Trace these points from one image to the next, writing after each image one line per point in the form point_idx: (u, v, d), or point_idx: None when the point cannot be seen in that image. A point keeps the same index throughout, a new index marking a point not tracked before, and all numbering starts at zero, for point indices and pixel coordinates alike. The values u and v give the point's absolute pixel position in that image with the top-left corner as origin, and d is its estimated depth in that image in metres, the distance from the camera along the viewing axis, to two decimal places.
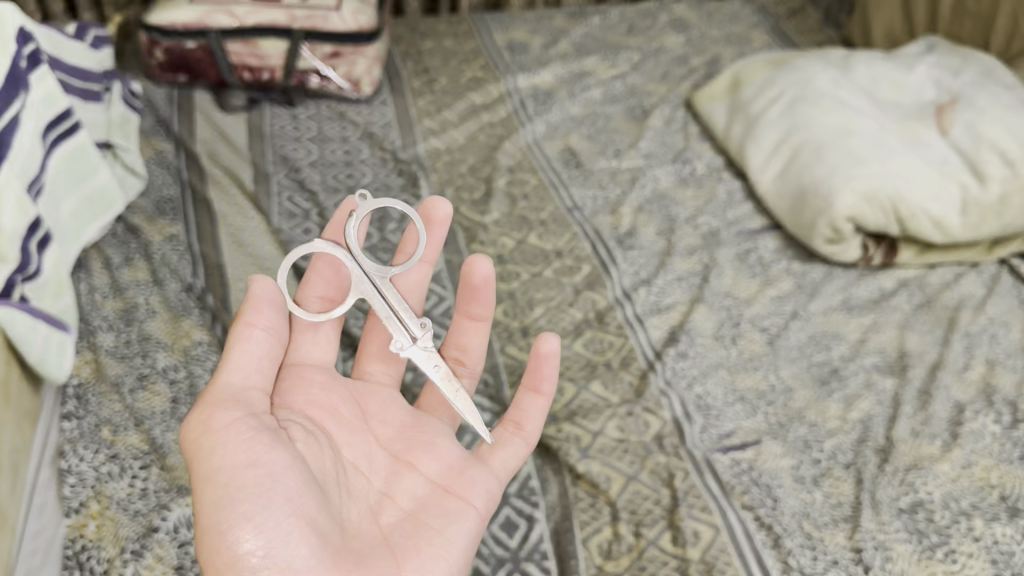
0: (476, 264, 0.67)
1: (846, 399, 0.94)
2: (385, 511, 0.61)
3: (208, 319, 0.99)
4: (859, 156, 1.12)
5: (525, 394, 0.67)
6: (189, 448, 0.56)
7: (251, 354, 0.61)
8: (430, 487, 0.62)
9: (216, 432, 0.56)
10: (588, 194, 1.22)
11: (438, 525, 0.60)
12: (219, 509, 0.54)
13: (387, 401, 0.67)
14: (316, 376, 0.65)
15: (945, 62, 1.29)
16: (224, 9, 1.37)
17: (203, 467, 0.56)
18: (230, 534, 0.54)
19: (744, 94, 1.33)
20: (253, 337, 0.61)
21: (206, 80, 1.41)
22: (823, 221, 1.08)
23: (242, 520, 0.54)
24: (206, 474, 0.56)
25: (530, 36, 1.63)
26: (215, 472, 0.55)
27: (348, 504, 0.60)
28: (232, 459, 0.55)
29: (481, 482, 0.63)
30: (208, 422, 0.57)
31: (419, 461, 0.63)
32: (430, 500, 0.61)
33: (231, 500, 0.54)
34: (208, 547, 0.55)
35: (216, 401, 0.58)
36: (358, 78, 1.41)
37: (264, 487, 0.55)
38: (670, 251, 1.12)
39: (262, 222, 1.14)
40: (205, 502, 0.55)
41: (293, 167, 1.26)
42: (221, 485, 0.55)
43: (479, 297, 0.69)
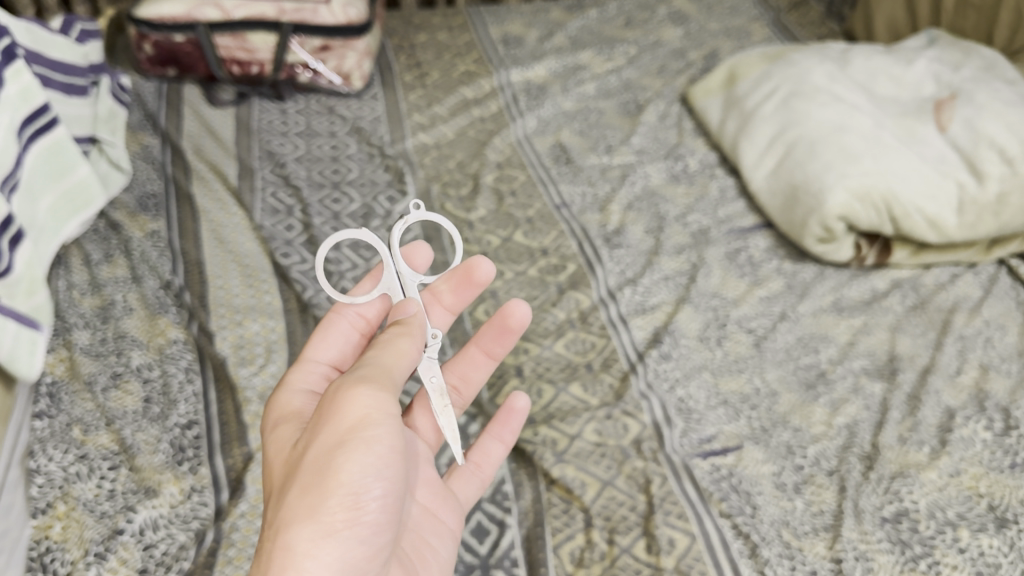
0: (518, 309, 0.72)
1: (832, 404, 0.91)
2: None
3: (184, 317, 0.98)
4: (853, 153, 1.09)
5: (489, 440, 0.73)
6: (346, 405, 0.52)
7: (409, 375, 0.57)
8: (420, 509, 0.64)
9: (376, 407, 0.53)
10: (577, 191, 1.21)
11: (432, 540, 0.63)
12: (360, 477, 0.51)
13: None
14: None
15: (945, 57, 1.25)
16: (212, 2, 1.35)
17: (359, 432, 0.52)
18: (362, 504, 0.51)
19: (739, 88, 1.30)
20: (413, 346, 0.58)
21: (196, 74, 1.40)
22: (815, 219, 1.05)
23: (372, 497, 0.52)
24: (362, 442, 0.51)
25: (525, 29, 1.60)
26: (376, 444, 0.52)
27: None
28: (389, 444, 0.53)
29: (456, 512, 0.67)
30: (382, 397, 0.53)
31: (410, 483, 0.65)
32: (423, 519, 0.64)
33: (379, 472, 0.52)
34: (330, 505, 0.50)
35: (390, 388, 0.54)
36: (348, 72, 1.39)
37: (394, 476, 0.53)
38: (657, 250, 1.10)
39: (245, 219, 1.13)
40: (348, 463, 0.51)
41: (279, 163, 1.25)
42: (368, 456, 0.51)
43: (504, 339, 0.75)
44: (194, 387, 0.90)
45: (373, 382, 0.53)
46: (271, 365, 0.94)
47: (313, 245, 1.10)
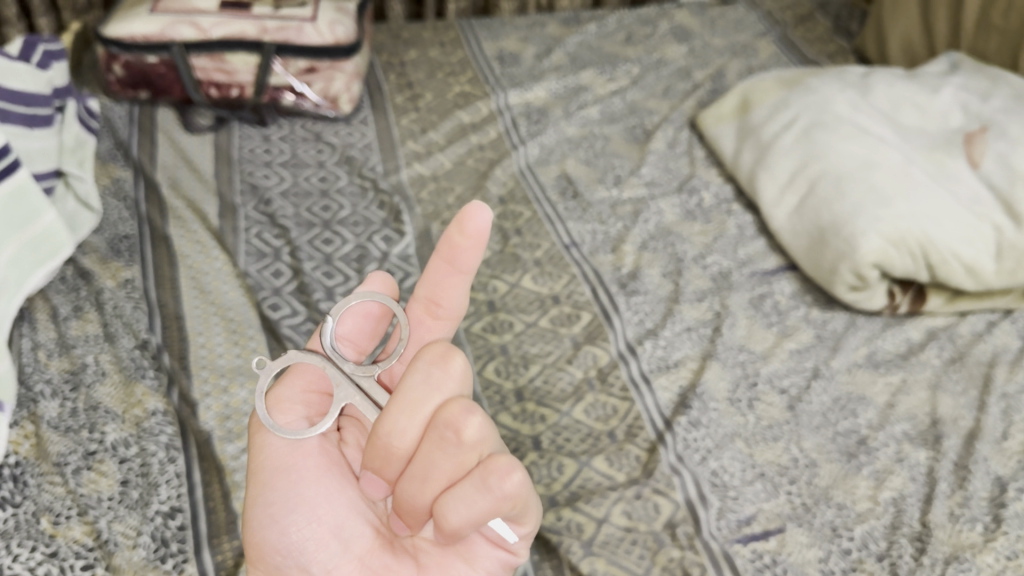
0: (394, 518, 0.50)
1: (876, 476, 0.84)
2: None
3: (163, 383, 0.89)
4: (884, 193, 1.01)
5: None
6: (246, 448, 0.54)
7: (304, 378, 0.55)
8: None
9: (261, 435, 0.53)
10: (587, 228, 1.13)
11: None
12: (255, 506, 0.51)
13: None
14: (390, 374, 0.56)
15: (972, 84, 1.17)
16: (189, 20, 1.25)
17: (250, 469, 0.53)
18: (261, 532, 0.51)
19: (753, 116, 1.22)
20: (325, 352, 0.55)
21: (170, 97, 1.29)
22: (846, 267, 0.98)
23: (268, 520, 0.50)
24: (252, 477, 0.53)
25: (521, 46, 1.51)
26: (259, 472, 0.52)
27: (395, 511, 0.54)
28: (269, 463, 0.52)
29: None
30: (258, 427, 0.53)
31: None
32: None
33: (265, 499, 0.51)
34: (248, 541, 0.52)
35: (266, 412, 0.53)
36: (336, 95, 1.30)
37: (294, 491, 0.51)
38: (677, 297, 1.03)
39: (228, 264, 1.04)
40: (249, 502, 0.52)
41: (263, 198, 1.15)
42: (258, 485, 0.52)
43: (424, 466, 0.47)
44: (177, 467, 0.81)
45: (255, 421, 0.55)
46: None
47: (304, 294, 1.01)
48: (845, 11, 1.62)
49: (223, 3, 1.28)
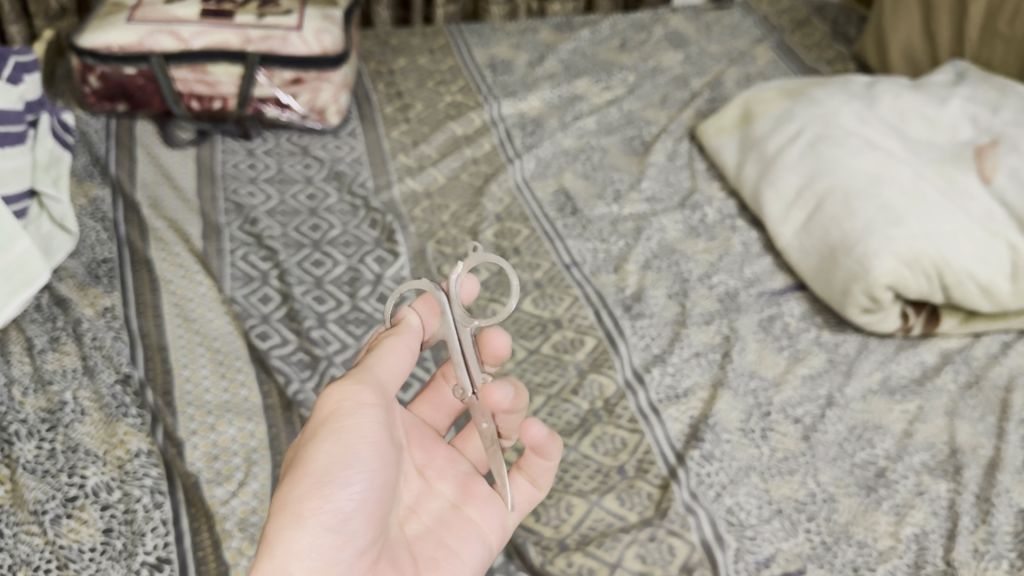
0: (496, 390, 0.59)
1: (897, 511, 0.81)
2: (409, 522, 0.62)
3: (147, 421, 0.84)
4: (896, 212, 0.98)
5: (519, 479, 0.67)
6: (327, 403, 0.54)
7: (396, 363, 0.58)
8: (450, 508, 0.64)
9: (358, 404, 0.54)
10: (588, 247, 1.09)
11: (454, 546, 0.62)
12: (330, 466, 0.52)
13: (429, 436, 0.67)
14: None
15: (980, 95, 1.14)
16: (168, 30, 1.20)
17: (331, 425, 0.53)
18: (328, 491, 0.52)
19: (756, 128, 1.19)
20: (400, 346, 0.59)
21: (149, 110, 1.24)
22: (859, 289, 0.95)
23: (344, 485, 0.52)
24: (329, 434, 0.53)
25: (514, 52, 1.47)
26: (343, 432, 0.53)
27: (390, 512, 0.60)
28: (356, 430, 0.54)
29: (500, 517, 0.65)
30: (356, 391, 0.55)
31: (445, 485, 0.65)
32: (450, 522, 0.63)
33: (344, 462, 0.53)
34: (297, 490, 0.52)
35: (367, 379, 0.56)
36: (323, 107, 1.25)
37: (368, 465, 0.54)
38: (684, 320, 0.99)
39: (213, 289, 0.99)
40: (316, 456, 0.52)
41: (248, 217, 1.10)
42: (342, 447, 0.53)
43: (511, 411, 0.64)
44: (163, 513, 0.76)
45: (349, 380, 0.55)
46: (251, 482, 0.80)
47: (294, 321, 0.96)
48: (842, 15, 1.59)
49: (204, 11, 1.23)
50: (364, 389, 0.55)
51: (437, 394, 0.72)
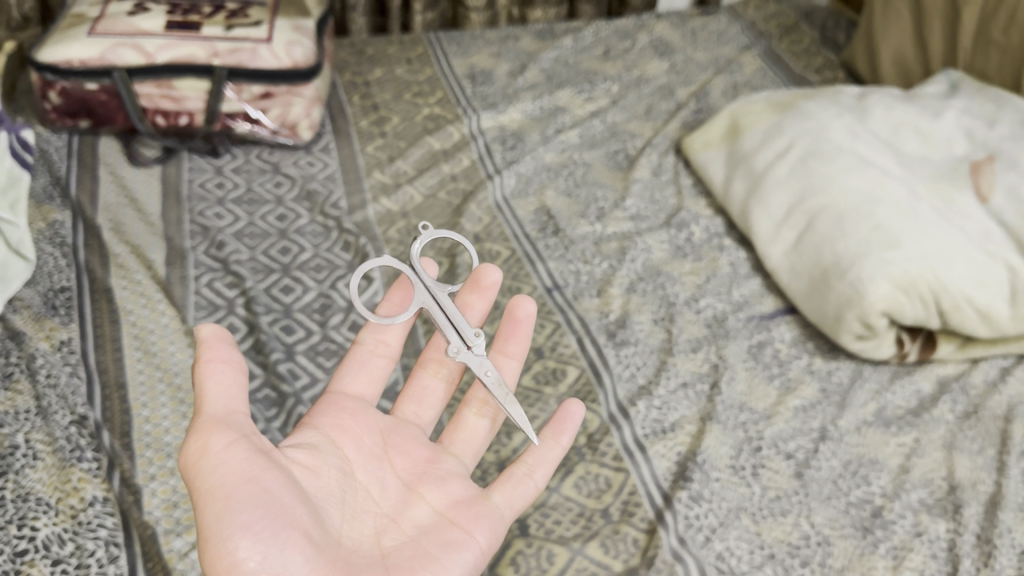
0: (522, 299, 0.73)
1: (894, 554, 0.77)
2: (389, 534, 0.60)
3: (103, 465, 0.80)
4: (889, 234, 0.95)
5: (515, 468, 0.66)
6: (187, 468, 0.54)
7: (219, 386, 0.57)
8: (436, 516, 0.62)
9: (213, 452, 0.54)
10: (570, 269, 1.05)
11: (438, 552, 0.58)
12: (217, 519, 0.52)
13: (415, 437, 0.67)
14: (350, 404, 0.66)
15: (976, 107, 1.10)
16: (131, 43, 1.15)
17: (200, 484, 0.54)
18: (228, 543, 0.52)
19: (744, 142, 1.15)
20: (219, 371, 0.57)
21: (113, 127, 1.19)
22: (853, 315, 0.91)
23: (238, 529, 0.52)
24: (203, 493, 0.53)
25: (494, 62, 1.42)
26: (215, 487, 0.53)
27: (350, 528, 0.59)
28: (226, 477, 0.53)
29: (489, 514, 0.62)
30: (202, 442, 0.54)
31: (429, 492, 0.63)
32: (434, 529, 0.60)
33: (229, 512, 0.52)
34: (205, 556, 0.53)
35: (207, 426, 0.55)
36: (295, 122, 1.19)
37: (259, 501, 0.53)
38: (670, 348, 0.95)
39: (176, 320, 0.94)
40: (202, 517, 0.53)
41: (215, 240, 1.05)
42: (219, 498, 0.53)
43: (519, 332, 0.73)
44: (118, 568, 0.72)
45: (194, 433, 0.55)
46: None
47: (260, 353, 0.91)
48: (831, 21, 1.55)
49: (169, 23, 1.18)
50: (216, 435, 0.55)
51: (417, 388, 0.73)
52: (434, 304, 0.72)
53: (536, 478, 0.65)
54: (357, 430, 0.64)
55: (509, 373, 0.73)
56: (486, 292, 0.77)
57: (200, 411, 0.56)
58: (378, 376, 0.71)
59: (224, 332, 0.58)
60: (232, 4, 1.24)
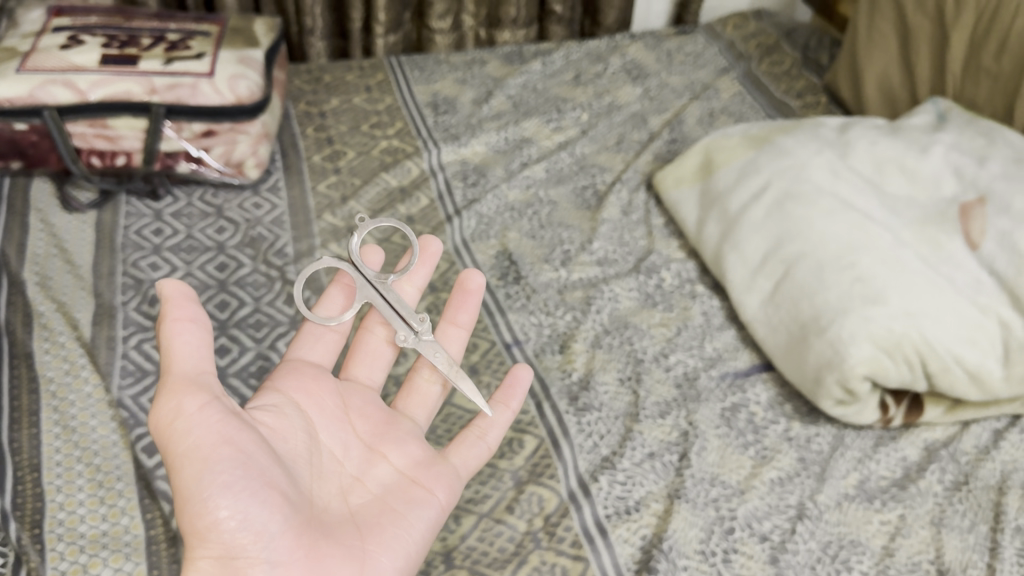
0: (469, 273, 0.79)
1: None
2: (354, 493, 0.66)
3: (7, 562, 0.73)
4: (873, 287, 0.88)
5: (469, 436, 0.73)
6: (162, 430, 0.58)
7: (186, 347, 0.61)
8: (398, 476, 0.68)
9: (187, 414, 0.58)
10: (531, 322, 0.97)
11: (402, 509, 0.65)
12: (197, 480, 0.56)
13: (369, 399, 0.73)
14: (311, 370, 0.71)
15: (965, 141, 1.03)
16: (62, 80, 1.06)
17: (176, 445, 0.58)
18: (209, 503, 0.56)
19: (717, 180, 1.08)
20: (186, 332, 0.61)
21: (46, 168, 1.11)
22: (833, 378, 0.84)
23: (219, 489, 0.56)
24: (180, 453, 0.58)
25: (458, 88, 1.35)
26: (192, 448, 0.57)
27: (320, 486, 0.65)
28: (203, 439, 0.58)
29: (446, 475, 0.69)
30: (175, 404, 0.58)
31: (390, 453, 0.69)
32: (398, 489, 0.67)
33: (209, 472, 0.57)
34: (186, 516, 0.57)
35: (180, 387, 0.59)
36: (241, 160, 1.12)
37: (237, 461, 0.57)
38: (637, 412, 0.87)
39: (100, 389, 0.87)
40: (181, 478, 0.57)
41: (147, 294, 0.97)
42: (198, 459, 0.57)
43: (467, 304, 0.79)
44: None
45: (165, 395, 0.59)
46: None
47: None
48: (813, 39, 1.48)
49: (104, 57, 1.10)
50: (190, 398, 0.59)
51: (367, 350, 0.78)
52: (378, 296, 0.75)
53: (488, 440, 0.73)
54: (317, 395, 0.69)
55: (456, 344, 0.79)
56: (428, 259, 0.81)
57: (170, 373, 0.60)
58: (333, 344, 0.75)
59: (180, 292, 0.61)
60: (173, 35, 1.16)
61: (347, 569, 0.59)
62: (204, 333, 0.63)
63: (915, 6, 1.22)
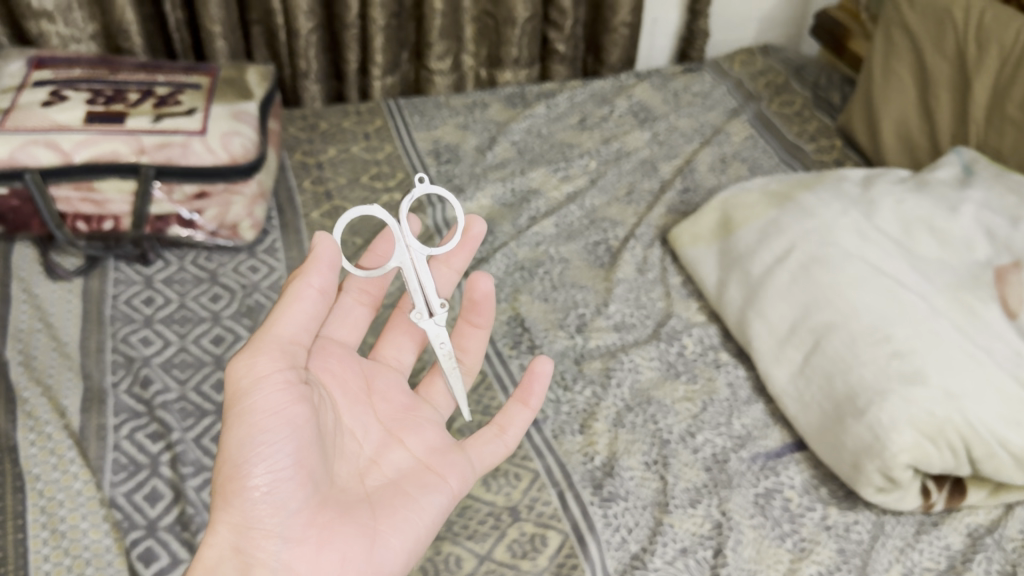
0: (478, 282, 0.70)
1: None
2: (371, 475, 0.64)
3: None
4: (911, 363, 0.83)
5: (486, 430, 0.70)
6: (231, 386, 0.58)
7: (301, 313, 0.60)
8: (414, 463, 0.65)
9: (257, 378, 0.58)
10: (548, 398, 0.92)
11: (414, 493, 0.62)
12: (241, 445, 0.57)
13: (393, 382, 0.70)
14: (336, 350, 0.68)
15: (995, 200, 0.98)
16: (45, 140, 1.00)
17: (235, 404, 0.58)
18: (243, 468, 0.56)
19: (738, 240, 1.03)
20: (309, 296, 0.60)
21: (29, 233, 1.04)
22: (874, 466, 0.80)
23: (254, 457, 0.56)
24: (235, 413, 0.57)
25: (460, 134, 1.30)
26: (246, 411, 0.57)
27: (340, 464, 0.63)
28: (259, 404, 0.57)
29: (461, 467, 0.66)
30: (252, 363, 0.58)
31: (408, 439, 0.66)
32: (412, 473, 0.64)
33: (253, 438, 0.56)
34: (222, 474, 0.57)
35: (265, 349, 0.58)
36: (235, 222, 1.06)
37: (284, 435, 0.57)
38: (666, 502, 0.82)
39: (90, 485, 0.81)
40: (229, 439, 0.57)
41: (139, 375, 0.91)
42: (247, 424, 0.57)
43: (481, 309, 0.72)
44: None
45: (249, 352, 0.59)
46: None
47: (187, 529, 0.78)
48: (823, 77, 1.44)
49: (89, 114, 1.04)
50: (267, 360, 0.58)
51: (395, 334, 0.75)
52: (409, 268, 0.68)
53: (506, 439, 0.70)
54: (345, 373, 0.67)
55: (474, 342, 0.74)
56: (469, 243, 0.74)
57: (266, 331, 0.60)
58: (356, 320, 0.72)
59: (328, 257, 0.60)
60: (162, 89, 1.11)
61: (357, 549, 0.58)
62: (323, 308, 0.62)
63: (934, 47, 1.18)
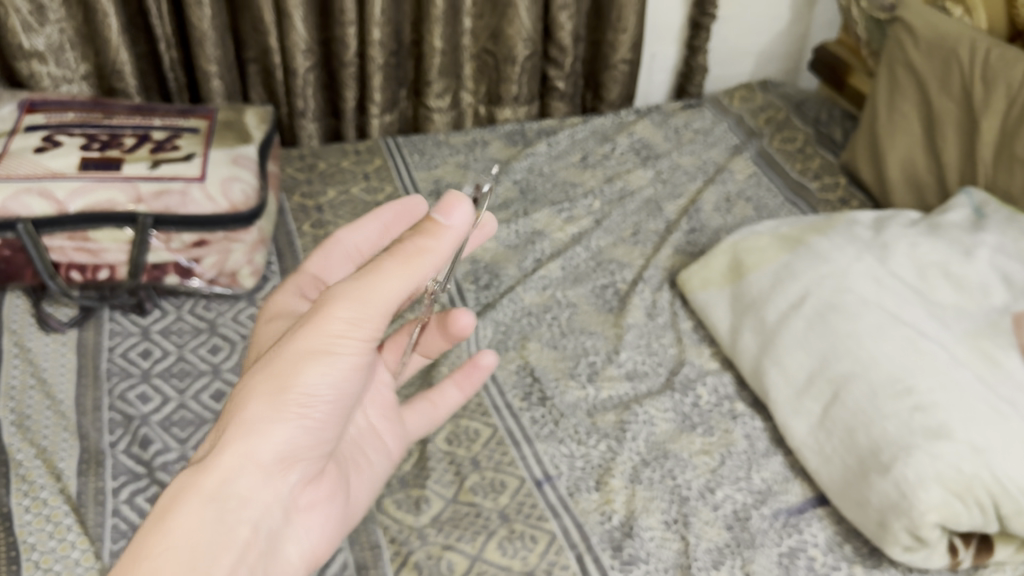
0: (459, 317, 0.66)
1: None
2: None
3: None
4: (935, 415, 0.81)
5: (420, 403, 0.70)
6: (320, 318, 0.49)
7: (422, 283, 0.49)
8: (365, 425, 0.62)
9: (356, 329, 0.49)
10: (562, 453, 0.89)
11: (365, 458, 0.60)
12: (312, 385, 0.49)
13: None
14: None
15: (1011, 244, 0.97)
16: (38, 189, 0.97)
17: (312, 339, 0.49)
18: (301, 408, 0.49)
19: (750, 285, 1.01)
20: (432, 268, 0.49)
21: (21, 283, 1.01)
22: (900, 524, 0.78)
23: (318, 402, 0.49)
24: (308, 347, 0.49)
25: (461, 173, 1.28)
26: (328, 352, 0.49)
27: None
28: (345, 352, 0.49)
29: (397, 438, 0.65)
30: (362, 314, 0.49)
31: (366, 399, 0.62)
32: (364, 436, 0.61)
33: (325, 384, 0.49)
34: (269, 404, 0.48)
35: (382, 309, 0.49)
36: (234, 270, 1.04)
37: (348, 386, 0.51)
38: (689, 564, 0.79)
39: (87, 555, 0.77)
40: (293, 371, 0.49)
41: (138, 433, 0.88)
42: (328, 368, 0.49)
43: (450, 335, 0.69)
44: None
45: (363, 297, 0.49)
46: None
47: None
48: (824, 112, 1.43)
49: (84, 161, 1.01)
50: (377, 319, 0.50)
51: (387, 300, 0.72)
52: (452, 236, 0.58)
53: (433, 416, 0.70)
54: None
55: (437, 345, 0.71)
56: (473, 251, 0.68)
57: (385, 288, 0.48)
58: (357, 263, 0.65)
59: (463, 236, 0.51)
60: (159, 133, 1.08)
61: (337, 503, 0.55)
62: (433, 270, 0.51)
63: (940, 86, 1.17)
